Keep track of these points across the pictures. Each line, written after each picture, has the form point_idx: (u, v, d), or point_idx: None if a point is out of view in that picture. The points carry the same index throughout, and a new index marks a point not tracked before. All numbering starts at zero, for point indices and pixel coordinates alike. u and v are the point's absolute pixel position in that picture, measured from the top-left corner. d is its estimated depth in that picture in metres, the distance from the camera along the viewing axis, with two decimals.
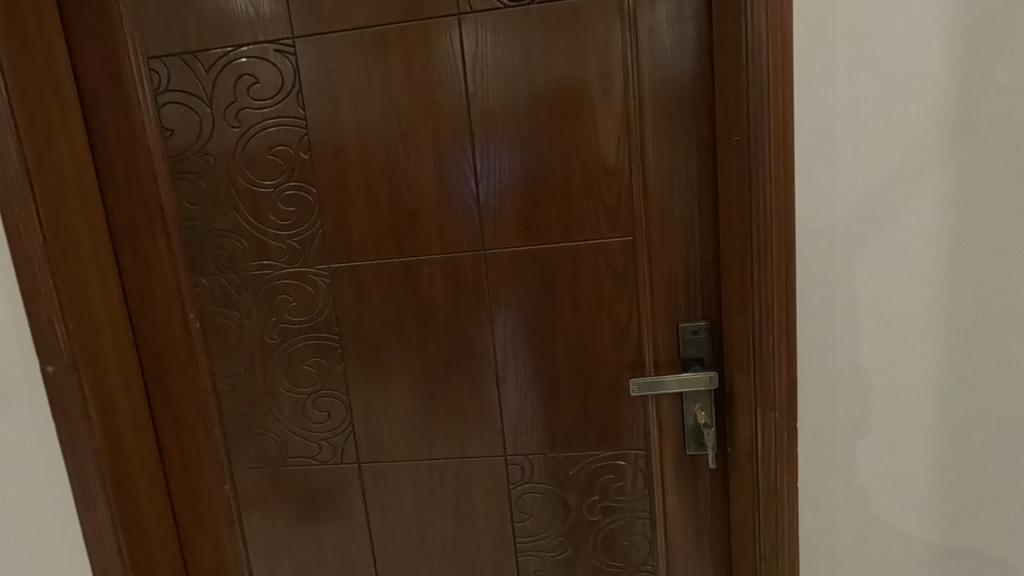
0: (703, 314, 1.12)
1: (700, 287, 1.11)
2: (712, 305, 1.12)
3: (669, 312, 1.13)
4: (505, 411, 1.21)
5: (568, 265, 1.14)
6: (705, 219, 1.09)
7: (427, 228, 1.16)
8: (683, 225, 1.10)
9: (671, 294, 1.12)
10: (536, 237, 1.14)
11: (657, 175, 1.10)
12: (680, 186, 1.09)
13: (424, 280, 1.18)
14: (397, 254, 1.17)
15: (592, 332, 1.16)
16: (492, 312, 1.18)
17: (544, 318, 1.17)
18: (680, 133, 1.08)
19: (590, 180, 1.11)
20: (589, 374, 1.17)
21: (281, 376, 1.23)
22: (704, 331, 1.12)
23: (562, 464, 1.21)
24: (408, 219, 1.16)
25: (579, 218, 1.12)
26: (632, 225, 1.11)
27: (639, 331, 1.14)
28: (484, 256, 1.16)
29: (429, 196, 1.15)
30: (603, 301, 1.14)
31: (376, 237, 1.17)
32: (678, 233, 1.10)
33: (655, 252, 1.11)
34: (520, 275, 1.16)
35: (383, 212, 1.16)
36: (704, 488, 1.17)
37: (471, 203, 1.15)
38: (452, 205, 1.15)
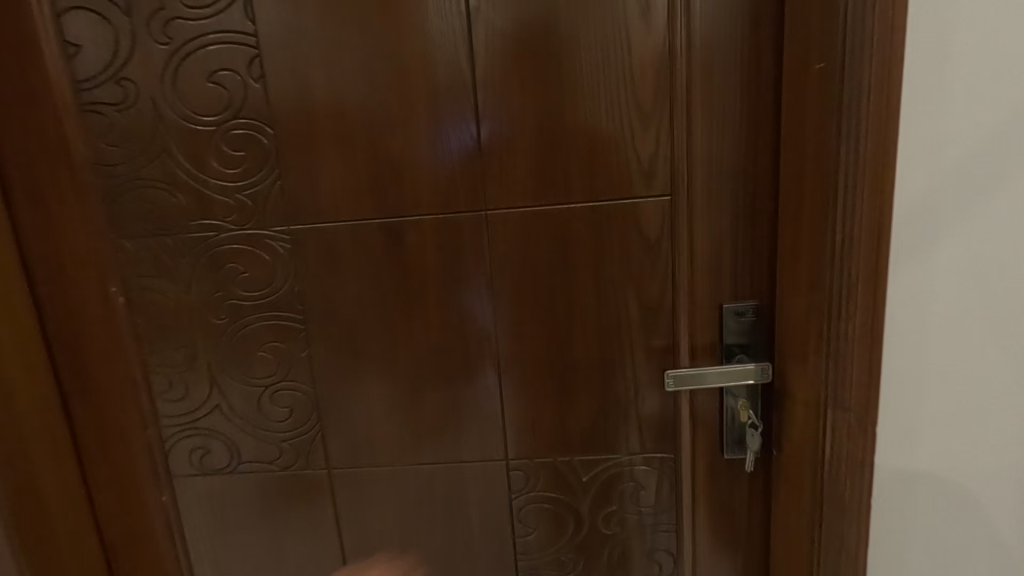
0: (751, 292, 0.93)
1: (749, 259, 0.92)
2: (763, 281, 0.92)
3: (710, 291, 0.93)
4: (508, 407, 1.00)
5: (590, 230, 0.93)
6: (761, 177, 0.89)
7: (416, 182, 0.93)
8: (733, 185, 0.90)
9: (714, 268, 0.92)
10: (552, 195, 0.92)
11: (705, 122, 0.88)
12: (732, 135, 0.88)
13: (410, 247, 0.95)
14: (376, 215, 0.94)
15: (616, 314, 0.96)
16: (495, 288, 0.96)
17: (559, 296, 0.96)
18: (736, 68, 0.86)
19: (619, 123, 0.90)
20: (611, 363, 0.97)
21: (231, 363, 1.00)
22: (752, 313, 0.93)
23: (574, 469, 1.02)
24: (389, 171, 0.93)
25: (605, 172, 0.91)
26: (669, 182, 0.91)
27: (673, 313, 0.95)
28: (487, 219, 0.93)
29: (420, 141, 0.92)
30: (631, 276, 0.94)
31: (350, 192, 0.93)
32: (727, 193, 0.90)
33: (698, 216, 0.91)
34: (532, 242, 0.94)
35: (360, 160, 0.92)
36: (741, 497, 1.00)
37: (472, 153, 0.92)
38: (449, 155, 0.92)
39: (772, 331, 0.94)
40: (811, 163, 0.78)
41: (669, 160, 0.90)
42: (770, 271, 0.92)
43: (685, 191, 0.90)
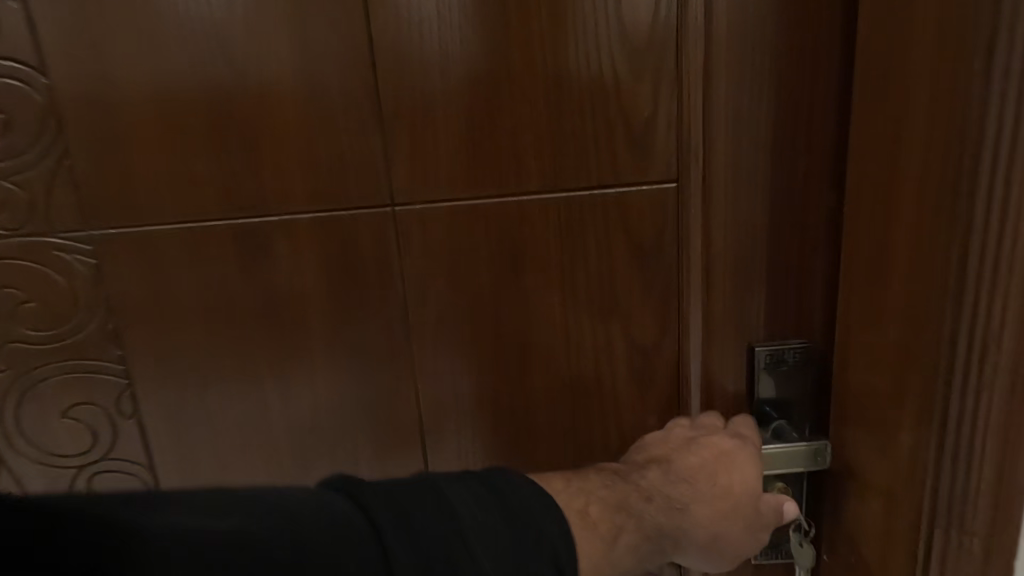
0: (795, 330, 0.62)
1: (796, 277, 0.60)
2: (814, 310, 0.61)
3: (732, 330, 0.62)
4: None
5: (553, 233, 0.61)
6: (818, 156, 0.57)
7: (282, 161, 0.59)
8: (776, 170, 0.57)
9: (742, 297, 0.61)
10: (495, 181, 0.60)
11: (733, 67, 0.55)
12: (777, 89, 0.56)
13: (277, 261, 0.62)
14: (223, 212, 0.61)
15: (593, 357, 0.65)
16: (411, 322, 0.64)
17: (509, 331, 0.64)
18: None
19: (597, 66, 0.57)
20: (587, 426, 0.67)
21: (22, 435, 0.67)
22: (798, 359, 0.62)
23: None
24: (238, 144, 0.59)
25: (575, 144, 0.59)
26: (673, 160, 0.59)
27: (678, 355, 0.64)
28: (396, 219, 0.61)
29: (288, 95, 0.58)
30: (616, 302, 0.63)
31: (181, 176, 0.60)
32: (766, 175, 0.57)
33: (719, 219, 0.58)
34: (467, 252, 0.62)
35: (191, 127, 0.59)
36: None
37: (369, 117, 0.58)
38: (332, 120, 0.59)
39: (825, 387, 0.63)
40: (921, 133, 0.46)
41: (675, 126, 0.58)
42: (825, 299, 0.61)
43: (700, 175, 0.57)
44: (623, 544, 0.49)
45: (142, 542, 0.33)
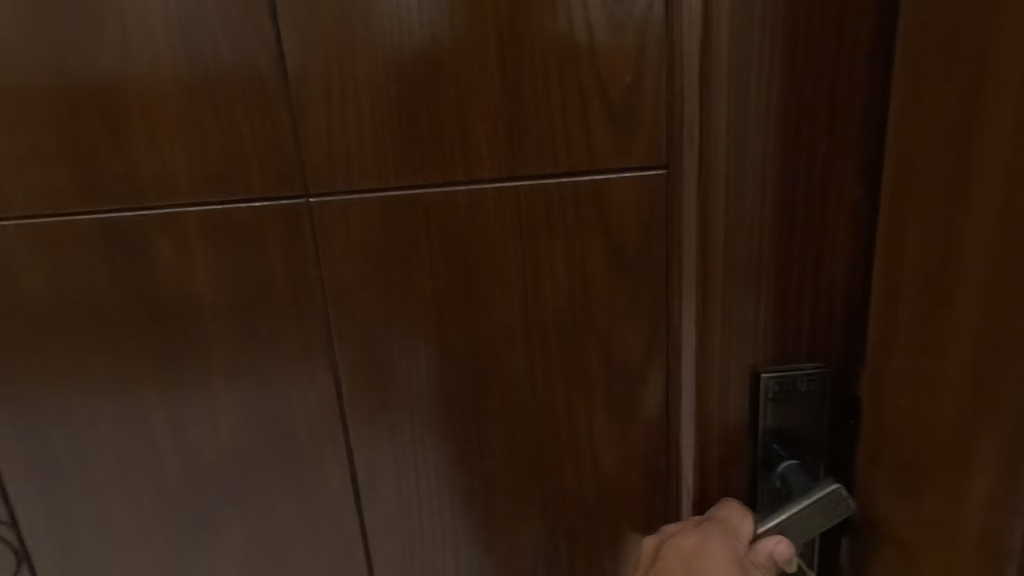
0: (812, 346, 0.47)
1: (813, 281, 0.45)
2: (839, 322, 0.46)
3: (735, 356, 0.47)
4: (375, 543, 0.57)
5: (512, 232, 0.49)
6: (850, 116, 0.42)
7: (155, 137, 0.45)
8: (794, 145, 0.42)
9: (745, 316, 0.46)
10: (439, 166, 0.47)
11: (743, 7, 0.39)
12: (796, 40, 0.40)
13: (159, 266, 0.48)
14: (77, 203, 0.46)
15: (562, 385, 0.53)
16: (337, 343, 0.51)
17: (460, 354, 0.52)
18: None
19: (567, 20, 0.44)
20: (556, 466, 0.55)
21: None
22: (817, 388, 0.47)
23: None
24: (93, 113, 0.45)
25: (538, 120, 0.46)
26: (660, 139, 0.47)
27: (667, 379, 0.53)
28: (311, 213, 0.48)
29: (157, 48, 0.44)
30: (589, 317, 0.51)
31: (19, 157, 0.45)
32: (777, 145, 0.42)
33: (719, 209, 0.44)
34: (404, 255, 0.49)
35: (26, 90, 0.44)
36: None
37: (270, 79, 0.45)
38: (218, 82, 0.44)
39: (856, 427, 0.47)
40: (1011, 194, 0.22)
41: (665, 96, 0.46)
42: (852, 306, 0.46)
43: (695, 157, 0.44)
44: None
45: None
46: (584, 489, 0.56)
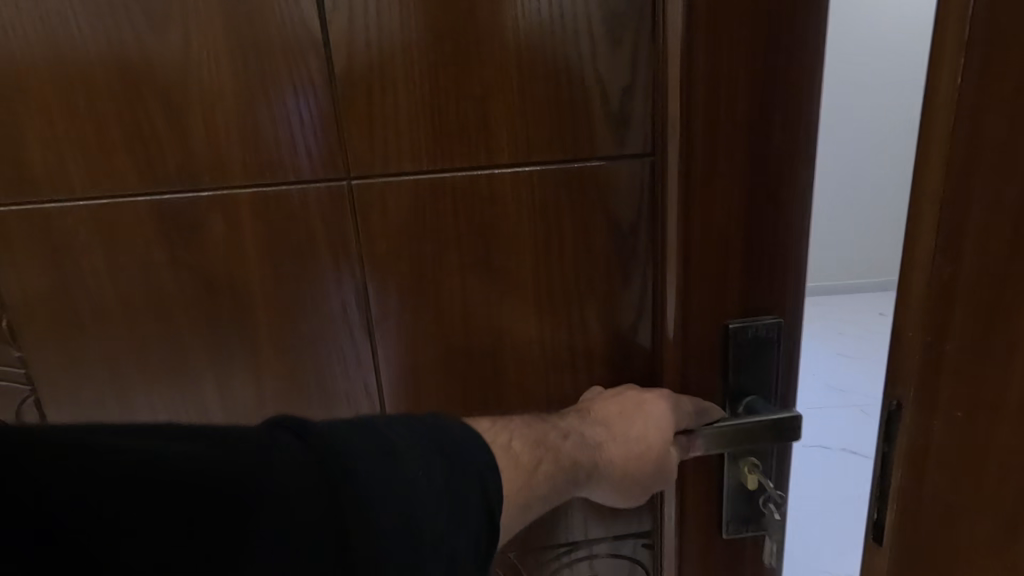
0: (768, 303, 0.59)
1: (769, 249, 0.57)
2: (786, 284, 0.59)
3: (710, 309, 0.59)
4: None
5: (526, 209, 0.57)
6: (798, 122, 0.53)
7: (214, 126, 0.51)
8: (758, 140, 0.53)
9: (715, 277, 0.57)
10: (464, 153, 0.55)
11: (714, 32, 0.50)
12: (755, 61, 0.51)
13: (212, 243, 0.54)
14: (140, 186, 0.52)
15: (568, 342, 0.62)
16: (373, 310, 0.58)
17: (478, 316, 0.60)
18: None
19: (574, 36, 0.53)
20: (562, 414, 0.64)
21: None
22: (771, 337, 0.60)
23: (516, 565, 0.71)
24: (156, 104, 0.50)
25: (549, 115, 0.55)
26: (648, 132, 0.57)
27: (653, 335, 0.63)
28: (353, 194, 0.54)
29: (217, 46, 0.49)
30: (589, 282, 0.60)
31: (86, 145, 0.50)
32: (742, 141, 0.53)
33: (697, 189, 0.54)
34: (433, 229, 0.56)
35: (94, 84, 0.49)
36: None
37: (319, 77, 0.51)
38: (273, 79, 0.51)
39: (795, 359, 0.62)
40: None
41: (652, 97, 0.55)
42: (795, 269, 0.58)
43: (678, 147, 0.53)
44: (543, 475, 0.50)
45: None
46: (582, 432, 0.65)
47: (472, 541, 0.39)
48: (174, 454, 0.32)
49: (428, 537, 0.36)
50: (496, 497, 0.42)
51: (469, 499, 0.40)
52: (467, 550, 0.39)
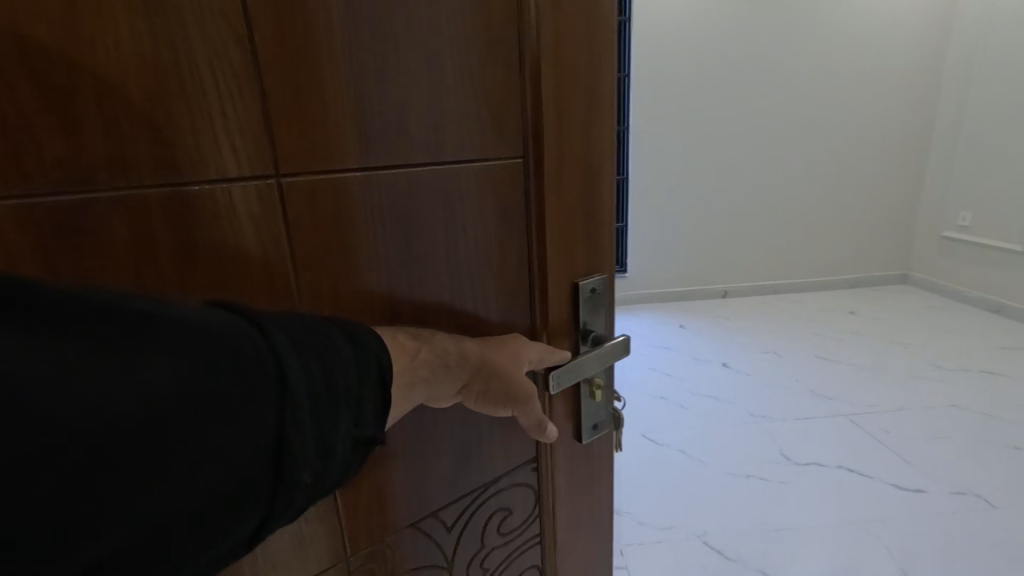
0: (596, 261, 0.80)
1: (589, 224, 0.78)
2: (601, 246, 0.82)
3: (562, 267, 0.77)
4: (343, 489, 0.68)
5: (439, 201, 0.67)
6: (604, 142, 0.76)
7: (115, 119, 0.48)
8: (590, 144, 0.74)
9: (564, 245, 0.76)
10: (387, 154, 0.63)
11: (558, 68, 0.68)
12: (578, 99, 0.71)
13: (115, 250, 0.50)
14: (11, 189, 0.45)
15: (472, 313, 0.74)
16: (302, 302, 0.62)
17: (401, 297, 0.68)
18: (584, 12, 0.69)
19: (468, 76, 0.65)
20: (470, 397, 0.73)
21: None
22: (604, 289, 0.82)
23: (438, 521, 0.80)
24: (30, 98, 0.44)
25: (454, 128, 0.66)
26: (523, 139, 0.69)
27: (531, 297, 0.77)
28: (282, 190, 0.57)
29: (118, 41, 0.46)
30: (488, 261, 0.73)
31: None
32: (575, 151, 0.73)
33: (549, 182, 0.71)
34: (360, 219, 0.63)
35: None
36: (602, 500, 0.94)
37: (247, 76, 0.53)
38: (191, 81, 0.50)
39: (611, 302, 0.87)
40: None
41: (525, 121, 0.69)
42: (606, 232, 0.81)
43: (540, 152, 0.69)
44: (422, 358, 0.66)
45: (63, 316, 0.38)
46: (489, 397, 0.73)
47: (371, 397, 0.59)
48: (163, 314, 0.43)
49: (339, 381, 0.55)
50: (389, 371, 0.62)
51: (369, 369, 0.59)
52: (365, 396, 0.59)
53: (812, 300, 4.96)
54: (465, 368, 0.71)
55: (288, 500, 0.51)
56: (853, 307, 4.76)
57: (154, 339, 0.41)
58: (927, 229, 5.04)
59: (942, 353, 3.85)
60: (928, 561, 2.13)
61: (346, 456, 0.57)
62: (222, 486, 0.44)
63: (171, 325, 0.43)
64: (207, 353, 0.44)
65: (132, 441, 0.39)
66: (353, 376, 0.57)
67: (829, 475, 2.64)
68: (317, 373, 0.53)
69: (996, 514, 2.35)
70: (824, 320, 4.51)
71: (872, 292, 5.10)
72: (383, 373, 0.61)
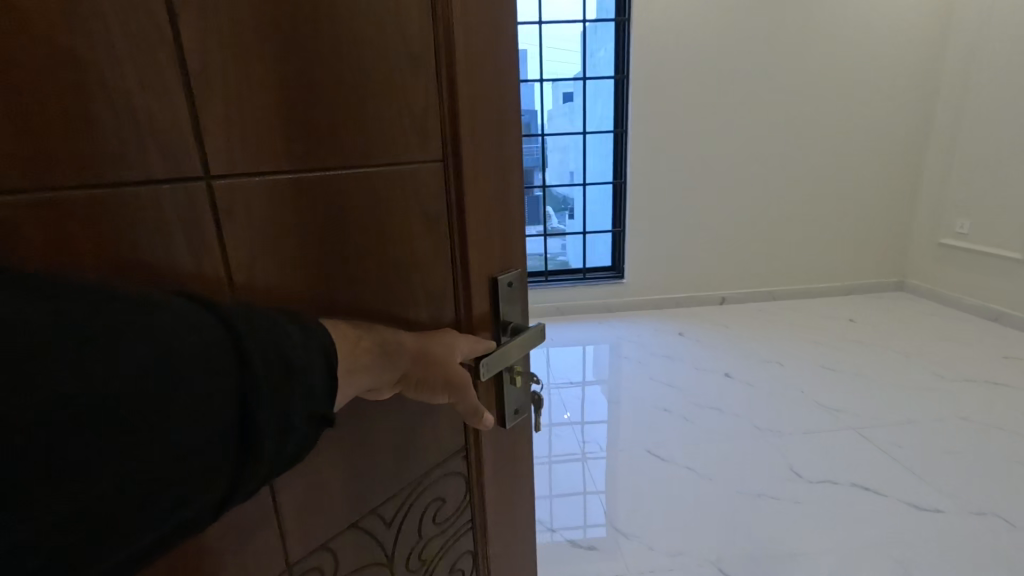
0: (507, 258, 0.91)
1: (501, 222, 0.88)
2: (514, 243, 0.92)
3: (480, 263, 0.86)
4: (284, 490, 0.71)
5: (367, 203, 0.73)
6: (511, 148, 0.87)
7: (41, 122, 0.51)
8: (500, 150, 0.84)
9: (484, 241, 0.85)
10: (315, 158, 0.68)
11: (469, 83, 0.77)
12: (487, 111, 0.81)
13: (45, 247, 0.53)
14: None
15: (403, 307, 0.79)
16: (235, 298, 0.65)
17: (334, 291, 0.72)
18: (490, 34, 0.79)
19: (390, 89, 0.71)
20: (411, 386, 0.77)
21: None
22: (518, 284, 0.93)
23: (378, 517, 0.85)
24: None
25: (379, 136, 0.72)
26: (440, 149, 0.78)
27: (457, 290, 0.85)
28: (213, 191, 0.62)
29: (41, 49, 0.49)
30: (415, 259, 0.79)
31: None
32: (489, 156, 0.83)
33: (466, 185, 0.81)
34: (293, 218, 0.68)
35: None
36: (522, 477, 1.06)
37: (174, 86, 0.58)
38: (117, 88, 0.54)
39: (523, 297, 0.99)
40: None
41: (443, 130, 0.77)
42: (515, 231, 0.92)
43: (457, 157, 0.78)
44: (365, 346, 0.71)
45: (34, 311, 0.44)
46: (429, 386, 0.77)
47: (322, 379, 0.64)
48: (125, 308, 0.50)
49: (295, 362, 0.60)
50: (337, 356, 0.66)
51: (320, 353, 0.64)
52: (320, 377, 0.63)
53: (807, 308, 4.95)
54: (406, 359, 0.75)
55: (253, 467, 0.58)
56: (852, 315, 4.74)
57: (113, 330, 0.48)
58: (920, 236, 5.06)
59: (933, 358, 3.90)
60: (923, 569, 2.17)
61: (304, 431, 0.63)
62: (184, 457, 0.51)
63: (129, 317, 0.50)
64: (162, 340, 0.50)
65: (99, 416, 0.45)
66: (307, 357, 0.62)
67: (831, 491, 2.63)
68: (273, 355, 0.58)
69: (992, 522, 2.39)
70: (818, 328, 4.52)
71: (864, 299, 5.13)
72: (331, 358, 0.65)
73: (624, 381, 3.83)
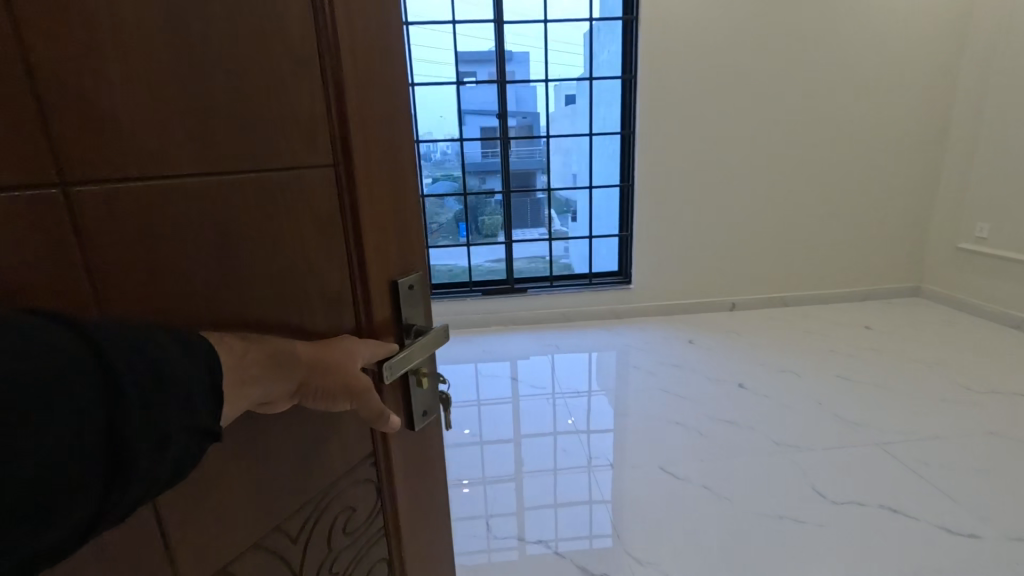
0: (405, 262, 0.89)
1: (397, 225, 0.86)
2: (412, 245, 0.90)
3: (378, 267, 0.83)
4: (169, 521, 0.62)
5: (253, 202, 0.67)
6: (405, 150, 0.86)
7: None
8: (391, 152, 0.83)
9: (380, 244, 0.83)
10: (195, 152, 0.61)
11: (358, 83, 0.75)
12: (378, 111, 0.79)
13: None
14: None
15: (296, 314, 0.74)
16: (99, 314, 0.56)
17: (217, 300, 0.65)
18: (377, 32, 0.77)
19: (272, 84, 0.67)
20: (309, 396, 0.71)
21: None
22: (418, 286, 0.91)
23: (284, 535, 0.78)
24: None
25: (262, 133, 0.67)
26: (329, 150, 0.74)
27: (355, 296, 0.81)
28: (70, 199, 0.53)
29: None
30: (308, 265, 0.74)
31: None
32: (381, 157, 0.81)
33: (360, 187, 0.78)
34: (172, 219, 0.61)
35: None
36: (435, 479, 1.03)
37: (16, 66, 0.48)
38: None
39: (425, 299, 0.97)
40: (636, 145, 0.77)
41: (333, 130, 0.74)
42: (411, 234, 0.90)
43: (347, 159, 0.76)
44: (255, 357, 0.64)
45: None
46: (328, 395, 0.72)
47: (202, 390, 0.57)
48: None
49: (168, 372, 0.53)
50: (219, 364, 0.59)
51: (198, 361, 0.57)
52: (200, 389, 0.56)
53: (812, 315, 4.77)
54: (302, 369, 0.69)
55: (121, 494, 0.50)
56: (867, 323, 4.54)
57: None
58: (932, 240, 4.88)
59: (935, 364, 3.81)
60: None
61: (186, 450, 0.55)
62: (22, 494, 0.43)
63: None
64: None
65: None
66: (184, 367, 0.55)
67: (846, 511, 2.49)
68: (139, 366, 0.51)
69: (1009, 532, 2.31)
70: (813, 334, 4.39)
71: (869, 304, 4.97)
72: (213, 365, 0.58)
73: (618, 390, 3.72)
